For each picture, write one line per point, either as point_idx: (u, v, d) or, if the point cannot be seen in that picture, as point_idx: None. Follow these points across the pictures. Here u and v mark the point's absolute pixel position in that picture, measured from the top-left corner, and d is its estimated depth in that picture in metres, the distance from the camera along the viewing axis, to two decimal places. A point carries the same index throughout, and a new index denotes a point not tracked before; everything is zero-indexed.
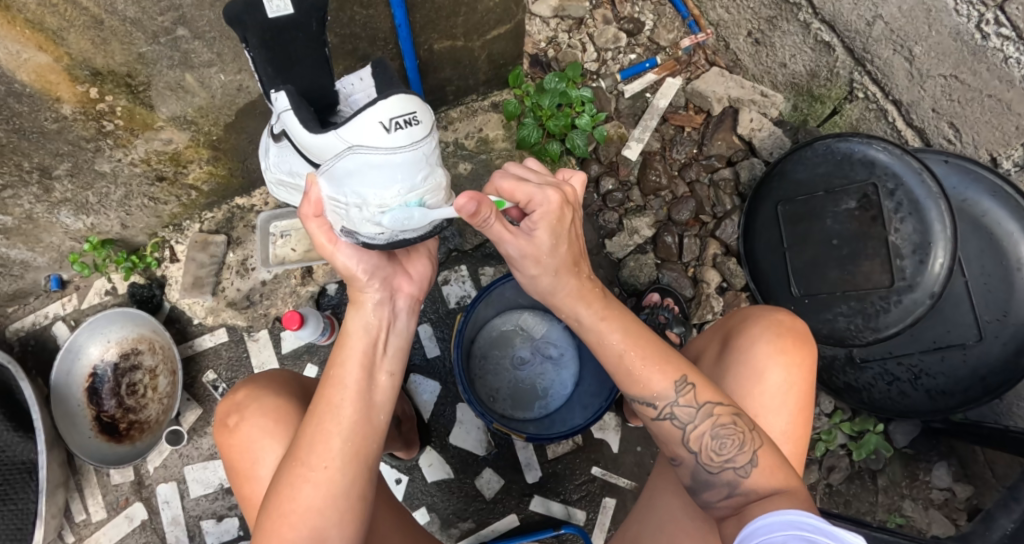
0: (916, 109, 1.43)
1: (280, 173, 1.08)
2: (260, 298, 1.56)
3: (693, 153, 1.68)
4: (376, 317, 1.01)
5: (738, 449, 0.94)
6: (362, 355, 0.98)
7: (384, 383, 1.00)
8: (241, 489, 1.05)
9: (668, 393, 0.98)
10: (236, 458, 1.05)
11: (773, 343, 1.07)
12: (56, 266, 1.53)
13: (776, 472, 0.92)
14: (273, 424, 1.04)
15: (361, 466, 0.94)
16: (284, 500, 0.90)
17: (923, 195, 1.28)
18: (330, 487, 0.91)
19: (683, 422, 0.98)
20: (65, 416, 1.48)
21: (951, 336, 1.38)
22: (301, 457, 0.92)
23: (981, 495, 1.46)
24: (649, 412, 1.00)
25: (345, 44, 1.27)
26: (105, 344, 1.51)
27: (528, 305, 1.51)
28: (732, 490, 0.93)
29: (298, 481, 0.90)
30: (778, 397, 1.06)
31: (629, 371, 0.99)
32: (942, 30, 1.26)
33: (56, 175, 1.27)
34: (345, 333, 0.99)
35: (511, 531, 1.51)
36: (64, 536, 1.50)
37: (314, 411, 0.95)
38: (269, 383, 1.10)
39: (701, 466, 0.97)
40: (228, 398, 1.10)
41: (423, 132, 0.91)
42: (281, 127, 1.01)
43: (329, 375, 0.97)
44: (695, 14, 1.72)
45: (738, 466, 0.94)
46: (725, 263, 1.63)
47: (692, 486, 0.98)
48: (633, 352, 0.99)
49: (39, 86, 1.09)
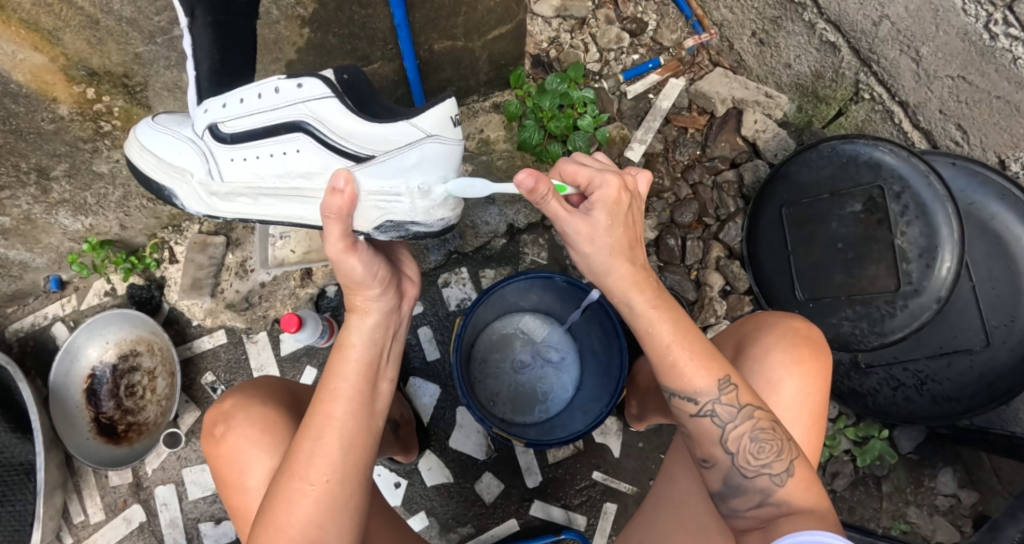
0: (923, 111, 1.40)
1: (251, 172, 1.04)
2: (259, 300, 1.55)
3: (696, 155, 1.66)
4: (379, 326, 0.99)
5: (775, 456, 0.93)
6: (364, 365, 0.97)
7: (384, 391, 1.00)
8: (229, 500, 1.04)
9: (712, 391, 0.95)
10: (225, 468, 1.04)
11: (788, 352, 1.06)
12: (55, 267, 1.52)
13: (810, 486, 0.92)
14: (261, 433, 1.03)
15: (360, 477, 0.94)
16: (281, 514, 0.88)
17: (929, 198, 1.27)
18: (329, 501, 0.90)
19: (724, 421, 0.95)
20: (64, 417, 1.48)
21: (958, 341, 1.35)
22: (298, 470, 0.90)
23: (987, 502, 1.44)
24: (688, 408, 0.97)
25: (344, 44, 1.27)
26: (104, 345, 1.50)
27: (529, 307, 1.50)
28: (765, 498, 0.92)
29: (296, 495, 0.89)
30: (796, 409, 1.04)
31: (673, 363, 0.96)
32: (950, 30, 1.24)
33: (54, 176, 1.27)
34: (347, 343, 0.98)
35: (512, 536, 1.50)
36: (62, 537, 1.50)
37: (311, 422, 0.93)
38: (257, 391, 1.10)
39: (735, 469, 0.95)
40: (215, 408, 1.09)
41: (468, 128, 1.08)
42: (293, 118, 1.01)
43: (327, 385, 0.95)
44: (698, 14, 1.69)
45: (774, 473, 0.92)
46: (729, 266, 1.61)
47: (720, 491, 0.96)
48: (679, 346, 0.96)
49: (36, 86, 1.08)
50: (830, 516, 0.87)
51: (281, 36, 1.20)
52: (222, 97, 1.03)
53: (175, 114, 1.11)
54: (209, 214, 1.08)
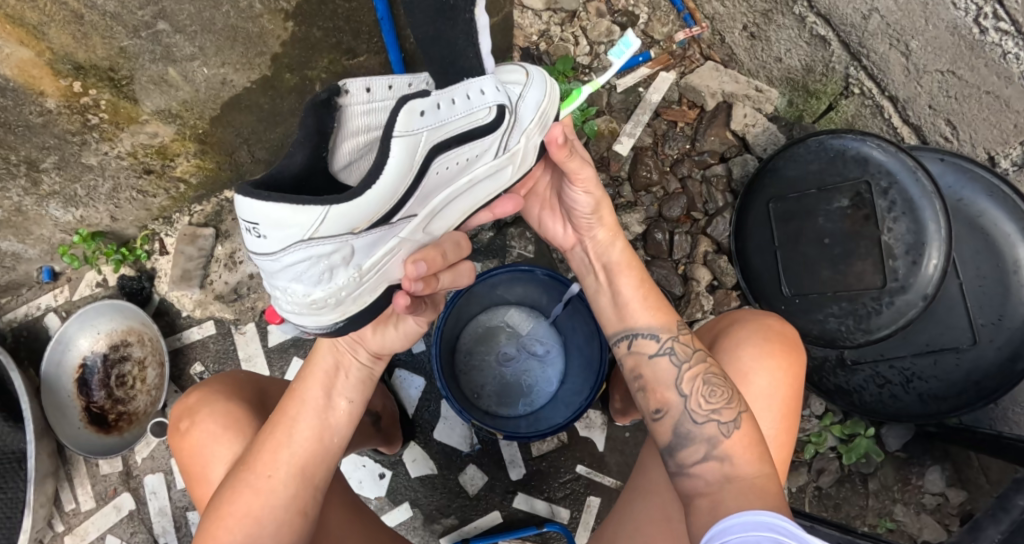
0: (913, 106, 1.39)
1: (475, 166, 1.04)
2: (248, 292, 1.55)
3: (686, 148, 1.65)
4: (344, 341, 1.05)
5: (724, 403, 0.94)
6: (324, 376, 1.03)
7: (343, 408, 1.03)
8: (195, 490, 1.09)
9: (672, 327, 1.03)
10: (188, 459, 1.08)
11: (758, 346, 1.06)
12: (47, 258, 1.54)
13: (753, 445, 0.92)
14: (223, 429, 1.06)
15: (304, 482, 0.97)
16: (226, 502, 0.94)
17: (917, 194, 1.26)
18: (268, 497, 0.94)
19: (680, 361, 1.00)
20: (55, 407, 1.50)
21: (945, 338, 1.34)
22: (252, 463, 0.97)
23: (975, 501, 1.42)
24: (650, 348, 1.03)
25: (329, 37, 1.31)
26: (95, 336, 1.52)
27: (515, 301, 1.50)
28: (711, 450, 0.93)
29: (242, 487, 0.95)
30: (766, 402, 1.03)
31: (629, 305, 1.07)
32: (940, 24, 1.22)
33: (44, 168, 1.29)
34: (315, 352, 1.05)
35: (496, 528, 1.51)
36: (54, 524, 1.52)
37: (273, 421, 1.00)
38: (221, 386, 1.13)
39: (687, 414, 0.96)
40: (180, 404, 1.13)
41: (268, 246, 0.87)
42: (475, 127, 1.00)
43: (293, 389, 1.02)
44: (690, 7, 1.67)
45: (723, 421, 0.93)
46: (716, 261, 1.60)
47: (670, 443, 0.97)
48: (642, 292, 1.07)
49: (23, 80, 1.11)
50: (766, 493, 0.85)
51: (264, 30, 1.23)
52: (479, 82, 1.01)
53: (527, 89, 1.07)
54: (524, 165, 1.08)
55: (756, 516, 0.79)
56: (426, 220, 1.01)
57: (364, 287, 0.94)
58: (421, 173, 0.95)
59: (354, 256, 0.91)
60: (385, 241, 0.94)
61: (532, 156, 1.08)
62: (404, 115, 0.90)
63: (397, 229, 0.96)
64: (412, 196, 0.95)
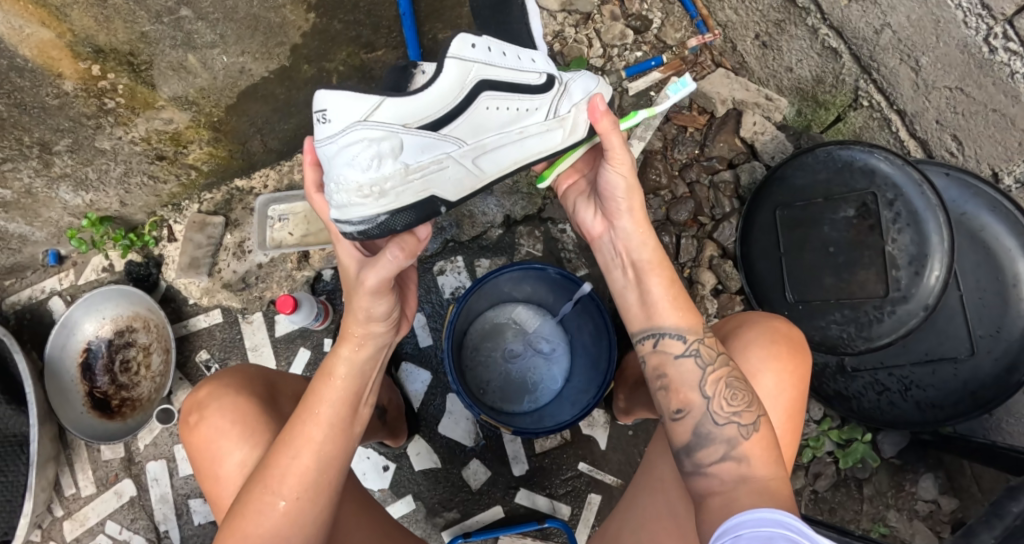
0: (920, 120, 1.42)
1: (526, 119, 1.07)
2: (256, 281, 1.55)
3: (695, 153, 1.67)
4: (368, 356, 1.03)
5: (745, 406, 0.96)
6: (347, 394, 1.01)
7: (364, 418, 1.04)
8: (206, 485, 1.10)
9: (699, 329, 1.02)
10: (199, 453, 1.09)
11: (766, 347, 1.07)
12: (54, 242, 1.53)
13: (769, 447, 0.94)
14: (230, 425, 1.07)
15: (330, 498, 0.99)
16: (250, 522, 0.95)
17: (922, 207, 1.29)
18: (297, 517, 0.95)
19: (705, 363, 1.00)
20: (59, 392, 1.49)
21: (944, 348, 1.38)
22: (271, 484, 0.96)
23: (966, 509, 1.46)
24: (675, 348, 1.01)
25: (349, 30, 1.34)
26: (100, 321, 1.52)
27: (523, 298, 1.51)
28: (729, 450, 0.94)
29: (266, 507, 0.95)
30: (774, 405, 1.06)
31: (654, 306, 1.03)
32: (950, 42, 1.25)
33: (56, 151, 1.28)
34: (335, 367, 1.01)
35: (497, 523, 1.52)
36: (54, 509, 1.51)
37: (291, 440, 0.98)
38: (230, 380, 1.13)
39: (709, 415, 0.97)
40: (191, 396, 1.14)
41: (331, 130, 0.91)
42: (529, 79, 1.07)
43: (311, 407, 1.00)
44: (703, 14, 1.69)
45: (743, 424, 0.95)
46: (722, 265, 1.63)
47: (688, 443, 0.97)
48: (671, 293, 1.03)
49: (41, 61, 1.09)
50: (777, 494, 0.88)
51: (285, 21, 1.26)
52: (533, 54, 1.09)
53: (582, 77, 1.15)
54: (577, 134, 1.11)
55: (770, 512, 0.81)
56: (476, 151, 1.02)
57: (410, 187, 0.94)
58: (468, 102, 0.99)
59: (403, 152, 0.93)
60: (434, 150, 0.97)
61: (584, 125, 1.12)
62: (456, 40, 0.96)
63: (449, 144, 0.98)
64: (461, 117, 0.99)
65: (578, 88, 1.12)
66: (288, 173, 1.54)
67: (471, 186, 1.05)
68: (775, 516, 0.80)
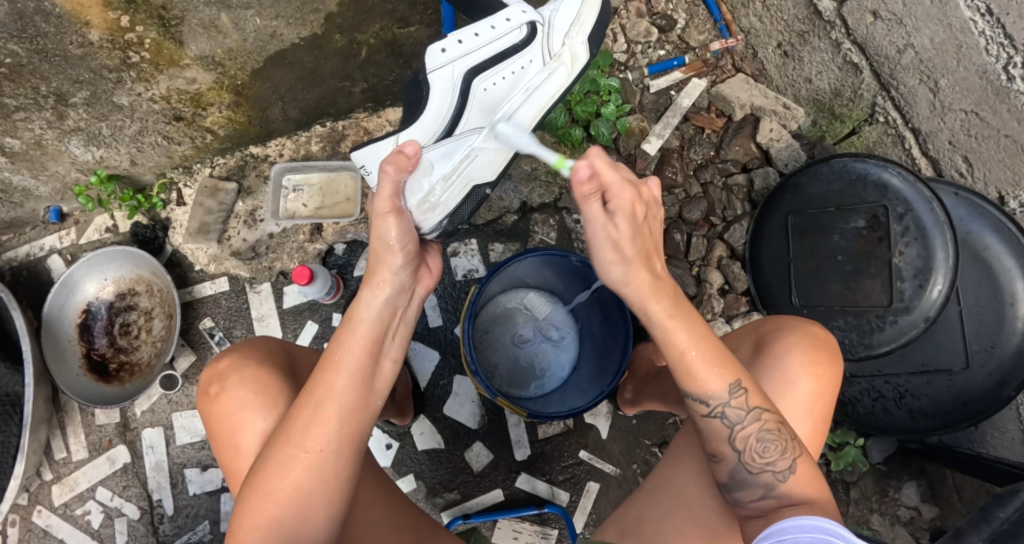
0: (933, 140, 1.46)
1: (527, 76, 1.25)
2: (266, 251, 1.53)
3: (710, 155, 1.71)
4: (391, 304, 0.99)
5: (778, 456, 0.97)
6: (369, 342, 0.97)
7: (387, 370, 1.00)
8: (224, 462, 1.06)
9: (722, 394, 0.98)
10: (218, 425, 1.06)
11: (806, 354, 1.10)
12: (57, 198, 1.48)
13: (810, 480, 0.97)
14: (252, 396, 1.04)
15: (352, 452, 0.96)
16: (273, 477, 0.92)
17: (930, 222, 1.34)
18: (320, 470, 0.93)
19: (732, 422, 0.98)
20: (55, 352, 1.45)
21: (940, 360, 1.43)
22: (293, 437, 0.93)
23: (946, 517, 1.52)
24: (700, 409, 1.00)
25: (386, 4, 1.32)
26: (102, 282, 1.48)
27: (535, 285, 1.52)
28: (767, 491, 0.98)
29: (289, 460, 0.93)
30: (819, 413, 1.10)
31: (687, 369, 0.98)
32: (970, 67, 1.29)
33: (72, 103, 1.23)
34: (359, 314, 0.97)
35: (496, 505, 1.53)
36: (42, 472, 1.47)
37: (311, 393, 0.95)
38: (250, 352, 1.10)
39: (741, 465, 0.99)
40: (209, 368, 1.10)
41: None
42: (511, 42, 1.24)
43: (332, 356, 0.96)
44: (727, 19, 1.73)
45: (778, 471, 0.97)
46: (730, 267, 1.67)
47: (726, 482, 1.01)
48: (696, 353, 0.97)
49: (69, 7, 1.05)
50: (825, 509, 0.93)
51: None
52: (506, 13, 1.24)
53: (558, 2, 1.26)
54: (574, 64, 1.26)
55: (814, 521, 0.83)
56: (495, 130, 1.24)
57: (452, 183, 1.19)
58: (464, 95, 1.25)
59: (433, 166, 1.18)
60: (458, 149, 1.22)
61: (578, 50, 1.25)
62: (428, 56, 1.22)
63: (466, 138, 1.23)
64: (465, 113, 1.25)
65: (555, 15, 1.25)
66: (305, 144, 1.53)
67: (507, 156, 1.25)
68: (821, 525, 0.82)
